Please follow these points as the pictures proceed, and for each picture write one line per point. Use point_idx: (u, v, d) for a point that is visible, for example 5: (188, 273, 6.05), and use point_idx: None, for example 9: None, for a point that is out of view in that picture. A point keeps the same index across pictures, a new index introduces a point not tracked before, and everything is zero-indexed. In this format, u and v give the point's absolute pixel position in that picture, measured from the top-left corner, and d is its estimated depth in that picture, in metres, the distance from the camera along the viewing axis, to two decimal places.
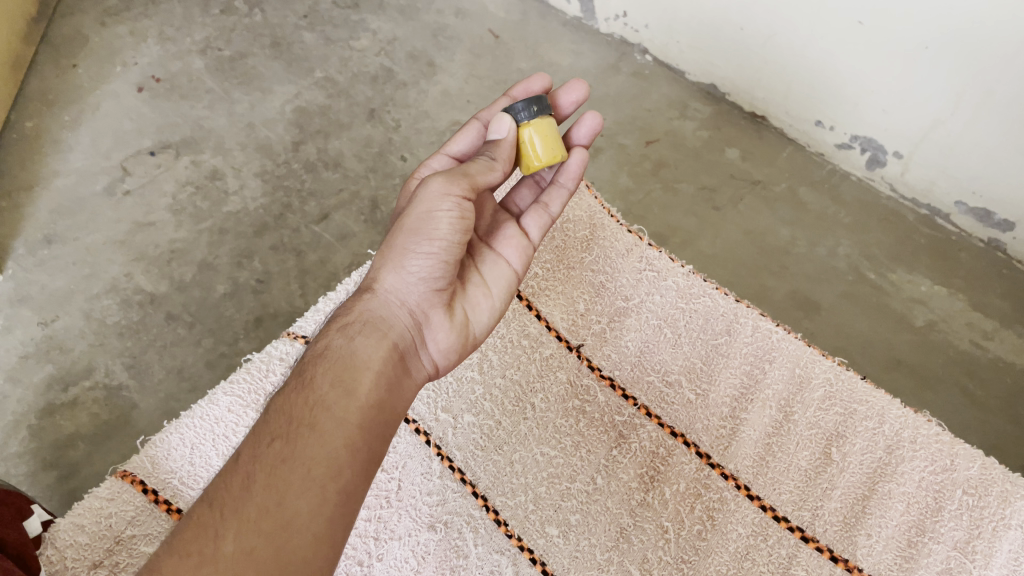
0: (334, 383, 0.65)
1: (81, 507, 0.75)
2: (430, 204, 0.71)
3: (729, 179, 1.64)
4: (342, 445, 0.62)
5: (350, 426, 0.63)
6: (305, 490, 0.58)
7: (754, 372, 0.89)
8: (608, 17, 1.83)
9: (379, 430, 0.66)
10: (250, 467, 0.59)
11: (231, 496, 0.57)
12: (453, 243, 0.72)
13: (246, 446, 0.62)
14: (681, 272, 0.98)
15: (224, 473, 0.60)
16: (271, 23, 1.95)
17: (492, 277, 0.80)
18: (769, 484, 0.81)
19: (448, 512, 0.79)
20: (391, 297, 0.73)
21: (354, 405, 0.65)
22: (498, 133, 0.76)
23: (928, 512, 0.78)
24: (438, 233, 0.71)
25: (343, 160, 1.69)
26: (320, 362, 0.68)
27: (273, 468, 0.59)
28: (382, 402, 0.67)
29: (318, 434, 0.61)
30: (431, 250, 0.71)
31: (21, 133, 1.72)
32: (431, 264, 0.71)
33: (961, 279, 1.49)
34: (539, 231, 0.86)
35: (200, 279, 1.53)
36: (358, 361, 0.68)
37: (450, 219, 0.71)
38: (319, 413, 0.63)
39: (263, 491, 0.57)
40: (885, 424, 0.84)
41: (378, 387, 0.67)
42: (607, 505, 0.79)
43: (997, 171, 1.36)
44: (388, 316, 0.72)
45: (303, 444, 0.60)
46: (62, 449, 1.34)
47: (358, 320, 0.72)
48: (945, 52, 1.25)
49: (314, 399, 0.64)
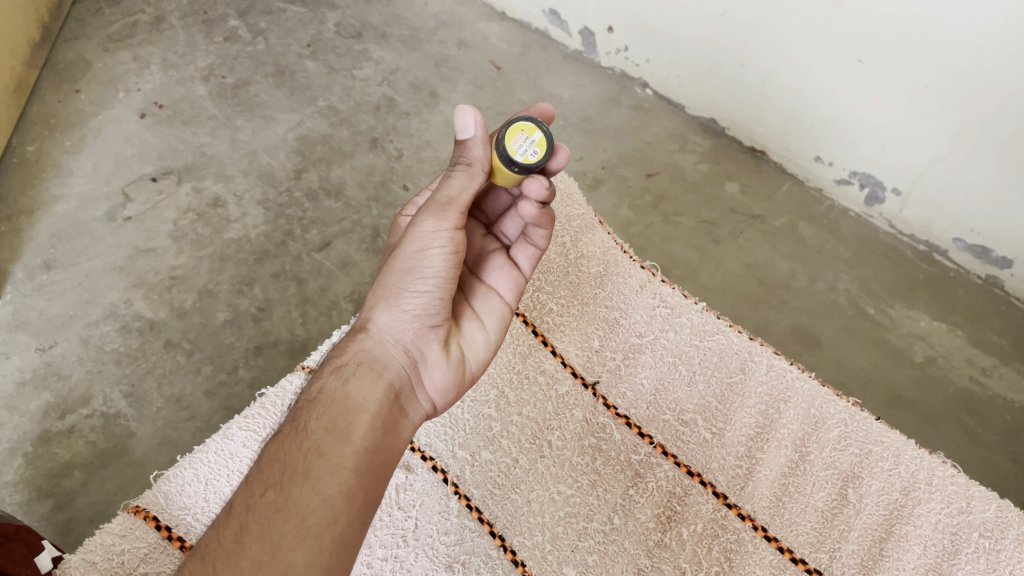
0: (328, 427, 0.64)
1: (93, 543, 0.74)
2: (421, 242, 0.70)
3: (729, 212, 1.65)
4: (338, 492, 0.61)
5: (345, 472, 0.62)
6: (299, 542, 0.57)
7: (769, 412, 0.89)
8: (609, 50, 1.84)
9: (377, 473, 0.65)
10: (243, 519, 0.58)
11: (226, 549, 0.56)
12: (448, 279, 0.71)
13: (240, 496, 0.61)
14: (695, 309, 0.99)
15: (219, 525, 0.59)
16: (274, 51, 1.96)
17: (485, 311, 0.81)
18: (786, 525, 0.81)
19: (466, 552, 0.78)
20: (386, 336, 0.71)
21: (349, 449, 0.63)
22: (465, 132, 0.70)
23: (944, 555, 0.78)
24: (432, 270, 0.70)
25: (346, 188, 1.69)
26: (314, 407, 0.66)
27: (267, 519, 0.58)
28: (379, 444, 0.66)
29: (313, 482, 0.60)
30: (426, 288, 0.71)
31: (22, 157, 1.72)
32: (426, 302, 0.71)
33: (959, 315, 1.50)
34: (529, 262, 0.85)
35: (200, 306, 1.52)
36: (353, 404, 0.66)
37: (442, 254, 0.70)
38: (313, 460, 0.61)
39: (257, 544, 0.56)
40: (901, 466, 0.84)
41: (374, 429, 0.66)
42: (624, 545, 0.79)
43: (995, 209, 1.37)
44: (383, 356, 0.71)
45: (297, 492, 0.59)
46: (57, 478, 1.32)
47: (352, 361, 0.70)
48: (944, 93, 1.27)
49: (308, 444, 0.63)
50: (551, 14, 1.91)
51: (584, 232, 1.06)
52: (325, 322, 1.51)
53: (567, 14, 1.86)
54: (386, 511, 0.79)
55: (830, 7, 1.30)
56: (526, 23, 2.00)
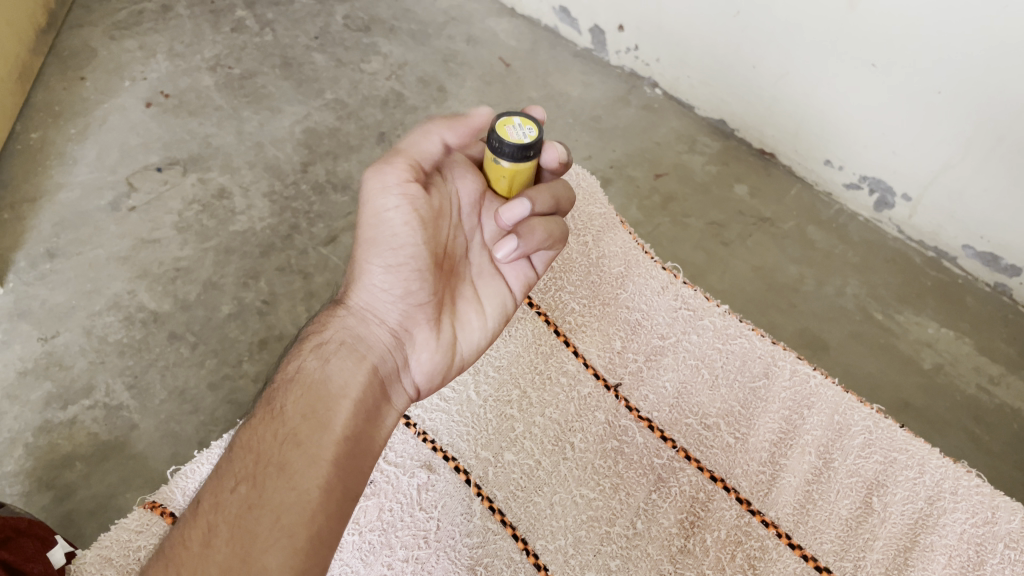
0: (306, 415, 0.62)
1: (108, 539, 0.75)
2: (377, 203, 0.69)
3: (738, 215, 1.64)
4: (316, 485, 0.59)
5: (324, 463, 0.60)
6: (272, 543, 0.55)
7: (792, 418, 0.88)
8: (619, 49, 1.83)
9: (358, 464, 0.63)
10: (212, 519, 0.56)
11: (191, 551, 0.54)
12: (415, 245, 0.69)
13: (209, 490, 0.59)
14: (718, 312, 0.98)
15: (185, 522, 0.58)
16: (281, 43, 1.95)
17: (487, 294, 0.77)
18: (811, 532, 0.80)
19: (488, 555, 0.77)
20: (368, 315, 0.71)
21: (328, 439, 0.62)
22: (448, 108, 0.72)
23: (970, 565, 0.78)
24: (399, 239, 0.69)
25: (353, 182, 1.68)
26: (291, 389, 0.65)
27: (238, 518, 0.56)
28: (360, 432, 0.65)
29: (289, 476, 0.59)
30: (397, 259, 0.69)
31: (25, 145, 1.69)
32: (398, 276, 0.69)
33: (967, 323, 1.49)
34: (544, 261, 0.80)
35: (205, 298, 1.50)
36: (331, 388, 0.65)
37: (398, 215, 0.68)
38: (289, 452, 0.60)
39: (225, 547, 0.54)
40: (925, 475, 0.84)
41: (354, 416, 0.65)
42: (648, 550, 0.78)
43: (1005, 218, 1.36)
44: (365, 335, 0.70)
45: (272, 489, 0.58)
46: (57, 470, 1.30)
47: (332, 341, 0.70)
48: (958, 99, 1.26)
49: (285, 434, 0.61)
50: (561, 11, 1.90)
51: (606, 233, 1.06)
52: None
53: (577, 12, 1.85)
54: (407, 512, 0.80)
55: (847, 9, 1.29)
56: (536, 20, 1.99)
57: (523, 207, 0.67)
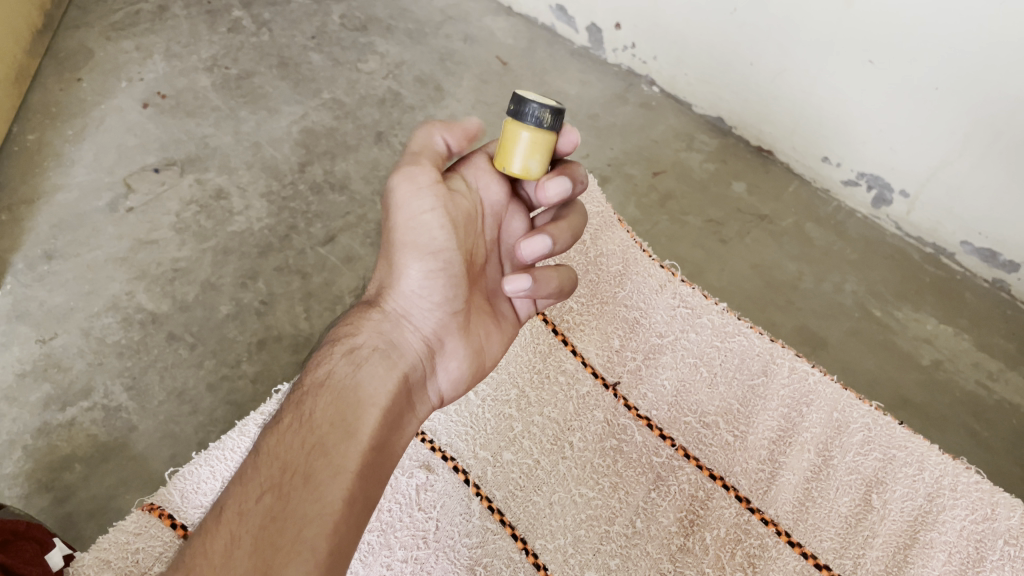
0: (333, 424, 0.62)
1: (107, 541, 0.75)
2: (410, 208, 0.67)
3: (736, 212, 1.64)
4: (341, 497, 0.59)
5: (348, 475, 0.60)
6: (296, 555, 0.55)
7: (791, 416, 0.88)
8: (617, 47, 1.83)
9: (380, 475, 0.63)
10: (235, 528, 0.56)
11: (213, 561, 0.53)
12: (451, 249, 0.68)
13: (232, 497, 0.58)
14: (716, 310, 0.98)
15: (206, 529, 0.57)
16: (278, 43, 1.94)
17: (509, 313, 0.78)
18: (811, 530, 0.80)
19: (488, 555, 0.77)
20: (402, 322, 0.71)
21: (354, 450, 0.62)
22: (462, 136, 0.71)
23: (969, 562, 0.78)
24: (435, 243, 0.67)
25: (350, 182, 1.68)
26: (322, 395, 0.65)
27: (263, 528, 0.55)
28: (383, 442, 0.65)
29: (314, 487, 0.58)
30: (435, 262, 0.68)
31: (22, 146, 1.69)
32: (435, 281, 0.68)
33: (966, 320, 1.49)
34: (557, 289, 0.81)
35: (203, 299, 1.50)
36: (363, 396, 0.65)
37: (435, 220, 0.66)
38: (316, 462, 0.60)
39: (249, 557, 0.53)
40: (925, 471, 0.83)
41: (380, 426, 0.65)
42: (647, 549, 0.78)
43: (1003, 213, 1.36)
44: (398, 342, 0.70)
45: (296, 499, 0.57)
46: (57, 471, 1.30)
47: (366, 345, 0.69)
48: (956, 95, 1.26)
49: (312, 442, 0.61)
50: (558, 10, 1.90)
51: (603, 231, 1.06)
52: (328, 317, 1.48)
53: (574, 10, 1.85)
54: (406, 512, 0.79)
55: (844, 6, 1.28)
56: (533, 18, 1.99)
57: (543, 244, 0.65)
